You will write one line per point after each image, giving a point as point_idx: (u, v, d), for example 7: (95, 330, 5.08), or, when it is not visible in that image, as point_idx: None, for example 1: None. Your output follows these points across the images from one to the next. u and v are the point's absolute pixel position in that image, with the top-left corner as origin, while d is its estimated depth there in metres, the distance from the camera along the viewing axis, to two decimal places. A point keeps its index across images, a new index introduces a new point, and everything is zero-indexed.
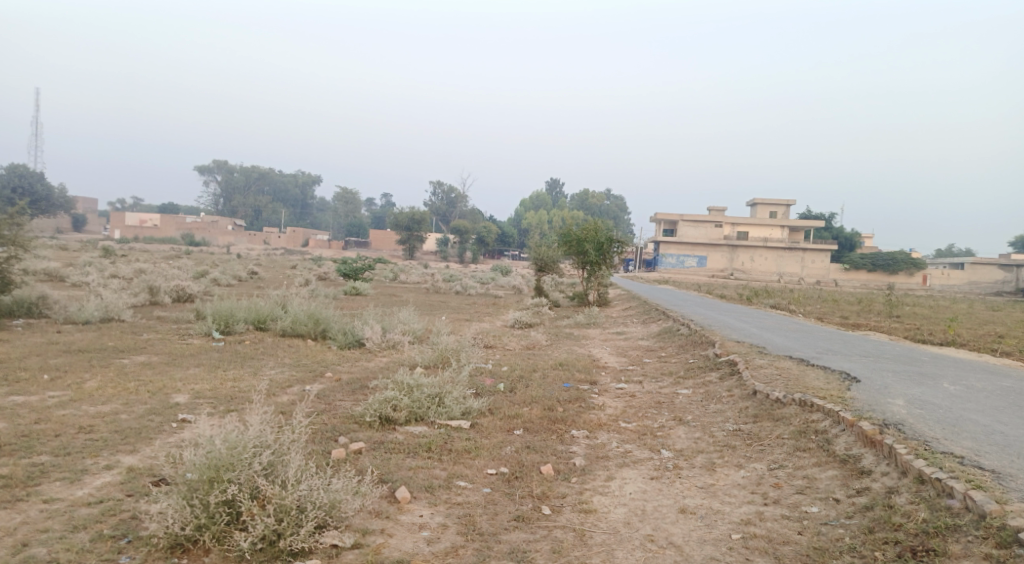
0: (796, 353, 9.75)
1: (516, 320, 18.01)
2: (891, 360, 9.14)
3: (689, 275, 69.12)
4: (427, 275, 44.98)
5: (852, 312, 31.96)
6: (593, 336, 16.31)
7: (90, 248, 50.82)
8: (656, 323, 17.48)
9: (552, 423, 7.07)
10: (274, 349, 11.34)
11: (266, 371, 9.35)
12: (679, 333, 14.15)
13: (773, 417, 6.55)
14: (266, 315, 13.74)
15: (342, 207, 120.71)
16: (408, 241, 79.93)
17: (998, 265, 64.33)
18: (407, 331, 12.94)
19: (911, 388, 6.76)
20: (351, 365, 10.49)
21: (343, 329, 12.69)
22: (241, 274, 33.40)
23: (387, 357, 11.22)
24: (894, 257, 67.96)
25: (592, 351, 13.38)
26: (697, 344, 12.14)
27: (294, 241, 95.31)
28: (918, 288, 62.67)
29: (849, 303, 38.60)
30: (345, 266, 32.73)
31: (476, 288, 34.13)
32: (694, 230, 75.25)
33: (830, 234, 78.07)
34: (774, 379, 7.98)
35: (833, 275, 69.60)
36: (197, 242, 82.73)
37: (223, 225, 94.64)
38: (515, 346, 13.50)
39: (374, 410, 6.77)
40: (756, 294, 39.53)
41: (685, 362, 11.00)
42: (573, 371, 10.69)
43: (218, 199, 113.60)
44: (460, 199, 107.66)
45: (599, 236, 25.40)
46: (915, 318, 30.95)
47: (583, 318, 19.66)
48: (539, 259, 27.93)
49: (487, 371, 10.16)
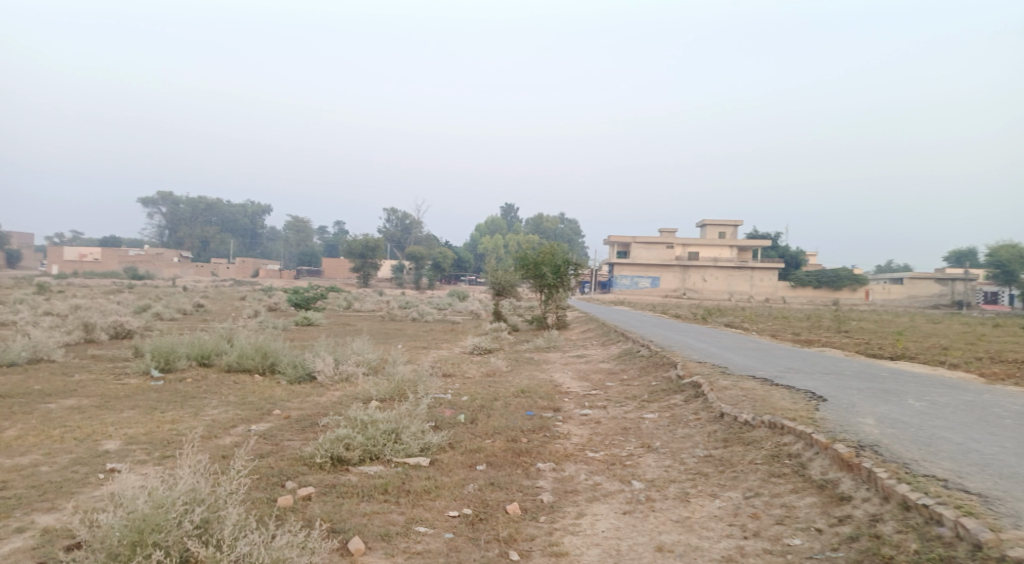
0: (759, 372, 9.67)
1: (474, 346, 17.61)
2: (852, 377, 9.13)
3: (644, 296, 69.89)
4: (382, 303, 44.12)
5: (803, 328, 32.62)
6: (554, 360, 16.04)
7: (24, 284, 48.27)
8: (616, 345, 17.33)
9: (516, 456, 6.72)
10: (218, 386, 10.66)
11: (209, 411, 8.73)
12: (640, 355, 14.00)
13: (744, 441, 6.36)
14: (211, 350, 13.02)
15: (294, 236, 118.42)
16: (362, 269, 78.70)
17: (934, 279, 67.14)
18: (362, 362, 12.43)
19: (878, 406, 6.69)
20: (302, 400, 9.92)
21: (293, 362, 12.09)
22: (186, 307, 32.03)
23: (340, 390, 10.68)
24: (838, 274, 70.25)
25: (553, 376, 13.09)
26: (659, 366, 11.98)
27: (244, 271, 92.80)
28: (862, 303, 64.80)
29: (799, 320, 39.50)
30: (297, 296, 31.77)
31: (432, 315, 33.55)
32: (647, 251, 76.34)
33: (777, 252, 80.31)
34: (740, 400, 7.82)
35: (781, 292, 71.45)
36: (140, 275, 79.63)
37: (168, 257, 91.51)
38: (474, 374, 13.10)
39: (325, 450, 6.30)
40: (710, 312, 40.08)
41: (648, 385, 10.80)
42: (535, 399, 10.36)
43: (163, 230, 109.99)
44: (415, 226, 106.97)
45: (556, 259, 25.33)
46: (862, 333, 31.78)
47: (543, 342, 19.39)
48: (496, 283, 27.66)
49: (446, 402, 9.74)
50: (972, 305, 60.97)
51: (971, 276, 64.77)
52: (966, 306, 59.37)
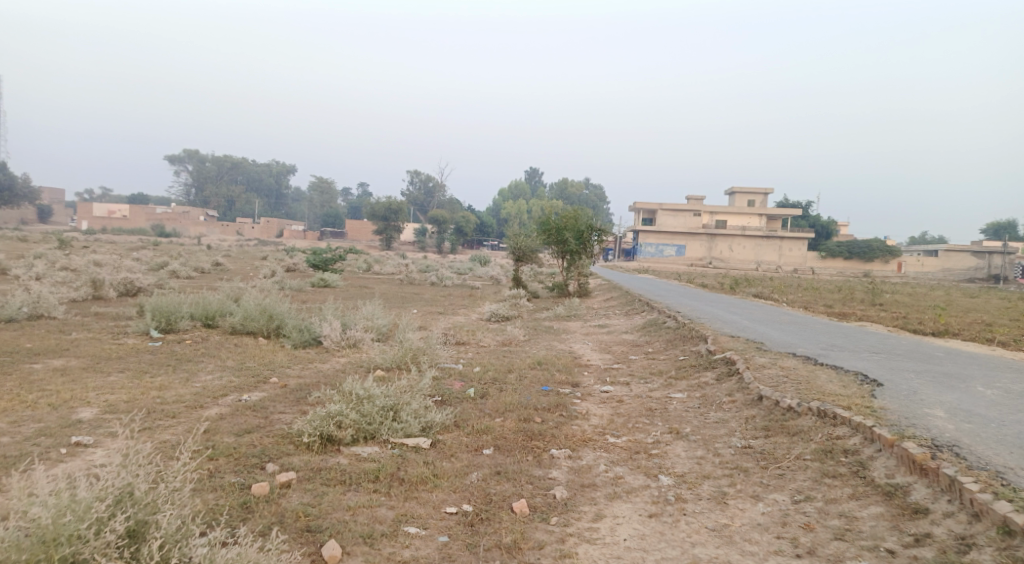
0: (799, 349, 8.81)
1: (491, 313, 16.92)
2: (905, 358, 8.22)
3: (668, 264, 68.55)
4: (402, 266, 43.48)
5: (833, 301, 31.38)
6: (574, 329, 15.27)
7: (53, 239, 48.68)
8: (640, 315, 16.51)
9: (528, 440, 5.99)
10: (218, 350, 10.09)
11: (201, 379, 8.11)
12: (666, 327, 13.15)
13: (789, 432, 5.54)
14: (215, 311, 12.45)
15: (318, 197, 118.18)
16: (385, 231, 78.29)
17: (970, 252, 64.78)
18: (371, 328, 11.78)
19: (945, 395, 5.82)
20: (304, 367, 9.29)
21: (298, 325, 11.48)
22: (204, 266, 31.72)
23: (345, 358, 10.04)
24: (870, 245, 68.10)
25: (573, 347, 12.33)
26: (687, 340, 11.13)
27: (269, 232, 93.02)
28: (893, 276, 62.83)
29: (829, 292, 38.17)
30: (315, 257, 31.28)
31: (451, 278, 32.88)
32: (673, 219, 74.60)
33: (807, 223, 78.07)
34: (781, 382, 6.97)
35: (809, 263, 69.57)
36: (167, 233, 80.16)
37: (195, 216, 92.03)
38: (489, 343, 12.38)
39: (313, 427, 5.63)
40: (736, 282, 38.92)
41: (675, 360, 10.00)
42: (553, 372, 9.63)
43: (189, 189, 110.46)
44: (438, 189, 106.07)
45: (579, 224, 24.43)
46: (896, 306, 30.50)
47: (563, 309, 18.62)
48: (517, 248, 26.83)
49: (457, 374, 9.02)
50: (1009, 280, 58.81)
51: (1009, 250, 62.40)
52: (1002, 281, 57.36)
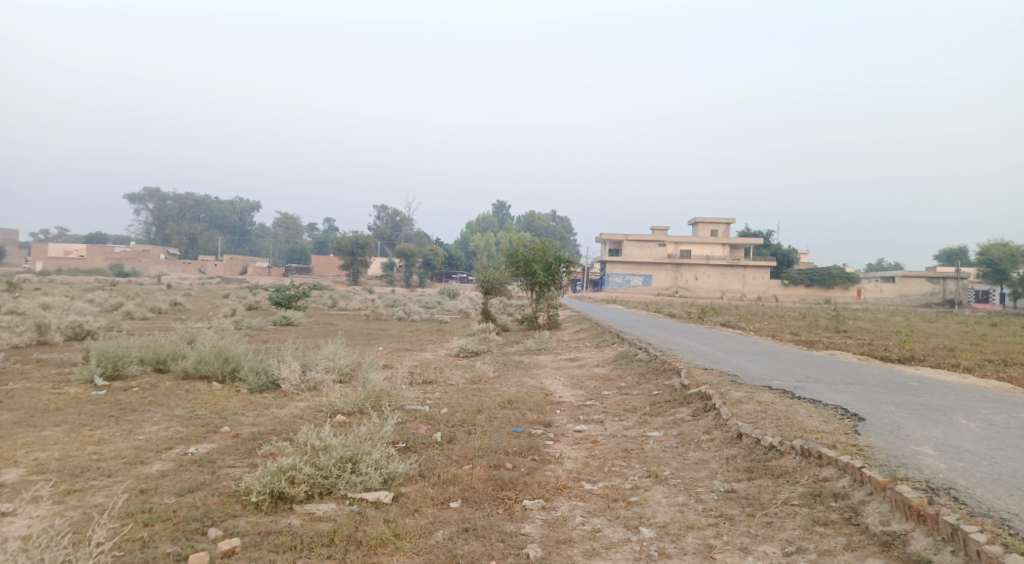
0: (774, 382, 8.62)
1: (460, 349, 16.51)
2: (880, 388, 8.07)
3: (636, 294, 68.97)
4: (369, 301, 42.76)
5: (799, 328, 31.70)
6: (545, 364, 14.93)
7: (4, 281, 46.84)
8: (611, 348, 16.26)
9: (499, 490, 5.60)
10: (167, 397, 9.48)
11: (146, 431, 7.53)
12: (637, 359, 12.91)
13: (773, 474, 5.26)
14: (166, 354, 11.79)
15: (283, 233, 116.67)
16: (351, 266, 77.35)
17: (925, 277, 66.68)
18: (334, 369, 11.27)
19: (929, 429, 5.64)
20: (260, 414, 8.74)
21: (256, 368, 10.91)
22: (161, 306, 30.61)
23: (305, 402, 9.50)
24: (830, 272, 69.63)
25: (544, 383, 11.97)
26: (660, 373, 10.87)
27: (232, 269, 91.18)
28: (854, 302, 64.18)
29: (794, 319, 38.62)
30: (278, 294, 30.49)
31: (418, 313, 32.34)
32: (639, 250, 75.33)
33: (769, 251, 79.63)
34: (760, 417, 6.72)
35: (773, 291, 70.73)
36: (126, 272, 77.96)
37: (155, 254, 89.83)
38: (457, 381, 11.96)
39: (263, 484, 5.15)
40: (703, 311, 39.16)
41: (649, 395, 9.72)
42: (524, 411, 9.25)
43: (149, 227, 108.02)
44: (405, 223, 105.73)
45: (547, 256, 24.30)
46: (860, 333, 30.92)
47: (533, 343, 18.29)
48: (485, 282, 26.54)
49: (423, 417, 8.58)
50: (963, 305, 60.58)
51: (962, 275, 64.44)
52: (957, 305, 59.07)
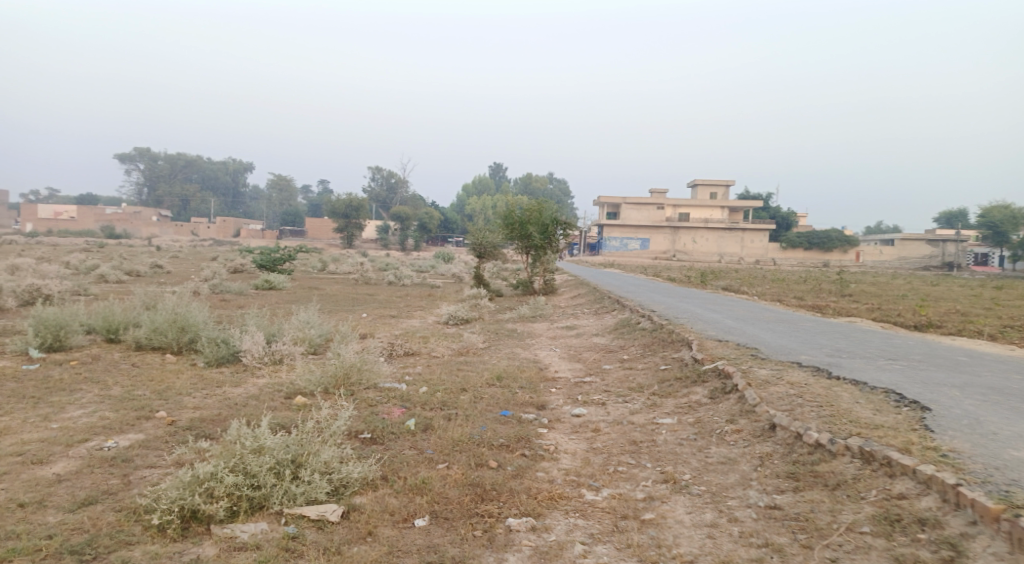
0: (802, 357, 7.46)
1: (449, 316, 15.40)
2: (928, 365, 6.93)
3: (633, 258, 67.76)
4: (361, 264, 41.47)
5: (802, 292, 30.62)
6: (540, 332, 13.82)
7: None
8: (611, 315, 15.14)
9: (477, 501, 4.45)
10: (108, 374, 8.29)
11: (66, 416, 6.36)
12: (641, 329, 11.74)
13: (829, 485, 4.11)
14: (118, 322, 10.56)
15: (276, 195, 114.52)
16: (346, 229, 75.89)
17: (925, 240, 65.65)
18: (304, 340, 10.07)
19: (1017, 424, 4.52)
20: (211, 393, 7.57)
21: (215, 338, 9.73)
22: (141, 268, 29.28)
23: (265, 379, 8.34)
24: (830, 236, 68.50)
25: (538, 354, 10.87)
26: (667, 345, 9.71)
27: (225, 231, 89.50)
28: (854, 266, 63.24)
29: (795, 282, 37.56)
30: (263, 257, 29.19)
31: (409, 276, 31.12)
32: (637, 213, 73.75)
33: (768, 214, 78.30)
34: (797, 405, 5.58)
35: (772, 254, 69.61)
36: (117, 235, 76.33)
37: (147, 215, 87.84)
38: (443, 352, 10.85)
39: (171, 501, 3.98)
40: (703, 274, 38.15)
41: (656, 370, 8.61)
42: (516, 389, 8.15)
43: (140, 188, 105.89)
44: (401, 185, 103.74)
45: (544, 217, 23.04)
46: (865, 297, 29.86)
47: (528, 309, 17.17)
48: (478, 244, 25.29)
49: (397, 399, 7.41)
50: (963, 268, 59.81)
51: (962, 238, 63.48)
52: (956, 269, 58.38)
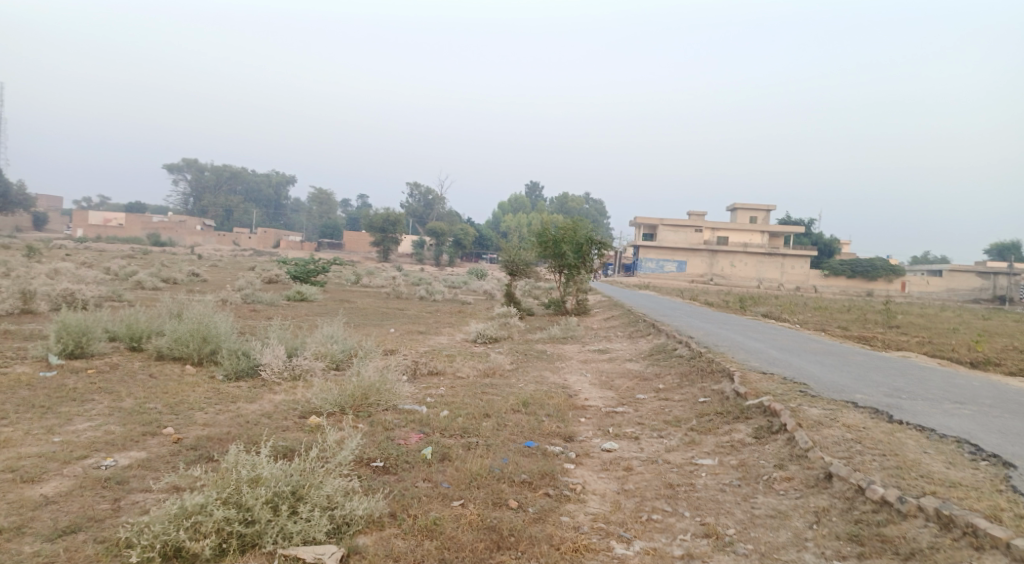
0: (858, 397, 6.82)
1: (478, 334, 15.01)
2: (1003, 411, 6.22)
3: (669, 280, 66.61)
4: (394, 278, 41.49)
5: (846, 322, 29.39)
6: (571, 355, 13.29)
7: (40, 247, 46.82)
8: (645, 340, 14.54)
9: (492, 550, 3.99)
10: (123, 384, 8.07)
11: (70, 429, 6.09)
12: (677, 356, 11.14)
13: (900, 554, 3.53)
14: (141, 330, 10.43)
15: (316, 208, 116.41)
16: (382, 243, 76.51)
17: (975, 272, 63.15)
18: (325, 355, 9.76)
19: None
20: (224, 409, 7.27)
21: (236, 350, 9.49)
22: (178, 276, 29.67)
23: (281, 395, 8.02)
24: (874, 264, 66.39)
25: (568, 379, 10.36)
26: (706, 376, 9.11)
27: (266, 241, 91.13)
28: (899, 295, 61.06)
29: (839, 311, 36.16)
30: (297, 268, 29.30)
31: (441, 292, 30.89)
32: (674, 235, 72.63)
33: (809, 240, 76.39)
34: (856, 453, 4.98)
35: (813, 281, 67.69)
36: (161, 242, 78.30)
37: (191, 224, 90.04)
38: (468, 373, 10.43)
39: (154, 535, 3.63)
40: (741, 300, 37.13)
41: (694, 403, 8.03)
42: (542, 416, 7.66)
43: (186, 198, 108.81)
44: (438, 201, 104.52)
45: (578, 236, 22.59)
46: (912, 329, 28.55)
47: (559, 330, 16.66)
48: (511, 262, 24.90)
49: (416, 423, 6.99)
50: (1015, 302, 57.22)
51: (1015, 270, 60.84)
52: (1008, 302, 55.97)
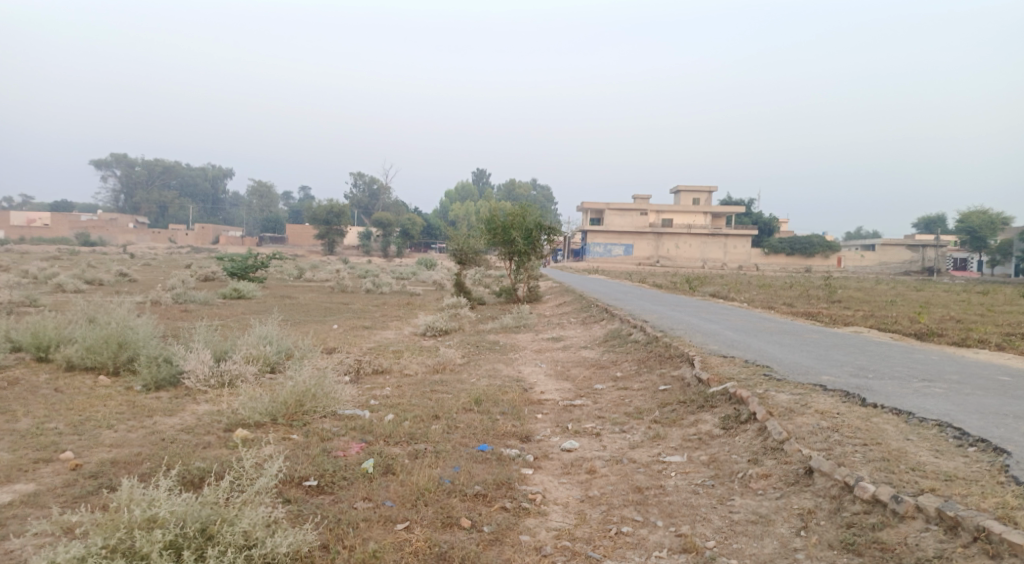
0: (826, 379, 6.52)
1: (426, 327, 14.35)
2: (973, 388, 6.02)
3: (617, 264, 67.03)
4: (340, 271, 40.19)
5: (790, 298, 29.87)
6: (524, 345, 12.78)
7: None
8: (599, 325, 14.16)
9: None
10: (21, 401, 7.11)
11: None
12: (633, 342, 10.75)
13: None
14: (48, 339, 9.35)
15: (256, 201, 112.48)
16: (326, 235, 74.42)
17: (906, 245, 65.75)
18: (258, 358, 8.93)
19: None
20: (138, 425, 6.44)
21: (156, 356, 8.59)
22: (104, 277, 27.76)
23: (207, 406, 7.23)
24: (812, 241, 68.36)
25: (523, 371, 9.85)
26: (665, 362, 8.74)
27: (204, 237, 87.43)
28: (837, 271, 63.05)
29: (782, 288, 36.88)
30: (234, 264, 27.81)
31: (388, 284, 29.95)
32: (621, 218, 73.05)
33: (751, 219, 78.09)
34: (836, 443, 4.64)
35: (755, 260, 69.27)
36: (91, 241, 74.17)
37: (123, 222, 85.63)
38: (416, 370, 9.81)
39: None
40: (689, 280, 37.41)
41: (655, 392, 7.63)
42: (496, 414, 7.12)
43: (116, 194, 103.49)
44: (383, 191, 102.43)
45: (527, 221, 22.09)
46: (853, 303, 29.24)
47: (511, 319, 16.14)
48: (459, 250, 24.20)
49: (357, 431, 6.34)
50: (943, 272, 59.84)
51: (942, 243, 63.61)
52: (936, 273, 58.49)
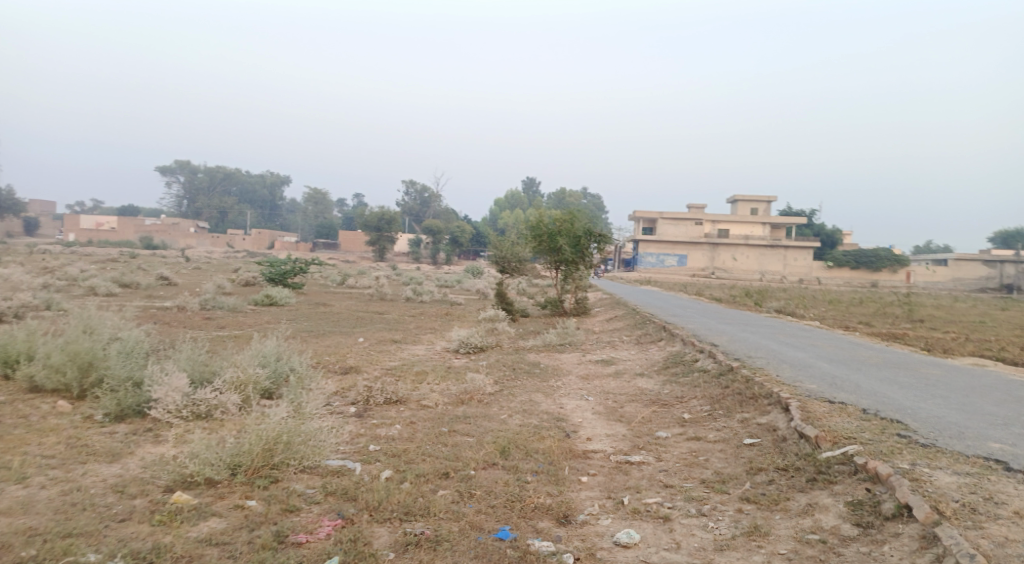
0: (1002, 451, 4.53)
1: (460, 343, 12.74)
2: None
3: (671, 275, 64.30)
4: (384, 278, 39.11)
5: (865, 316, 27.00)
6: (569, 369, 10.99)
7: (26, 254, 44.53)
8: (657, 347, 12.22)
9: None
10: None
11: None
12: (701, 373, 8.82)
13: None
14: (15, 353, 8.08)
15: (311, 208, 114.04)
16: (377, 242, 73.91)
17: (981, 261, 60.99)
18: (245, 383, 7.38)
19: None
20: (58, 478, 4.92)
21: (125, 379, 7.17)
22: (144, 280, 27.16)
23: (165, 448, 5.73)
24: (878, 254, 64.15)
25: (566, 406, 8.06)
26: (748, 404, 6.83)
27: (260, 243, 88.33)
28: (906, 286, 58.79)
29: (851, 305, 33.90)
30: (272, 269, 26.89)
31: (430, 292, 28.60)
32: (675, 228, 70.17)
33: (812, 231, 74.05)
34: None
35: (817, 274, 65.39)
36: (153, 245, 75.68)
37: (185, 227, 87.61)
38: (437, 399, 8.15)
39: None
40: (746, 294, 34.92)
41: (740, 449, 5.75)
42: (525, 475, 5.36)
43: (179, 200, 106.38)
44: (433, 199, 102.45)
45: (576, 229, 20.38)
46: (934, 322, 26.30)
47: (556, 335, 14.39)
48: (503, 259, 22.61)
49: (336, 499, 4.70)
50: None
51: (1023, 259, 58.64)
52: (1017, 290, 53.85)
